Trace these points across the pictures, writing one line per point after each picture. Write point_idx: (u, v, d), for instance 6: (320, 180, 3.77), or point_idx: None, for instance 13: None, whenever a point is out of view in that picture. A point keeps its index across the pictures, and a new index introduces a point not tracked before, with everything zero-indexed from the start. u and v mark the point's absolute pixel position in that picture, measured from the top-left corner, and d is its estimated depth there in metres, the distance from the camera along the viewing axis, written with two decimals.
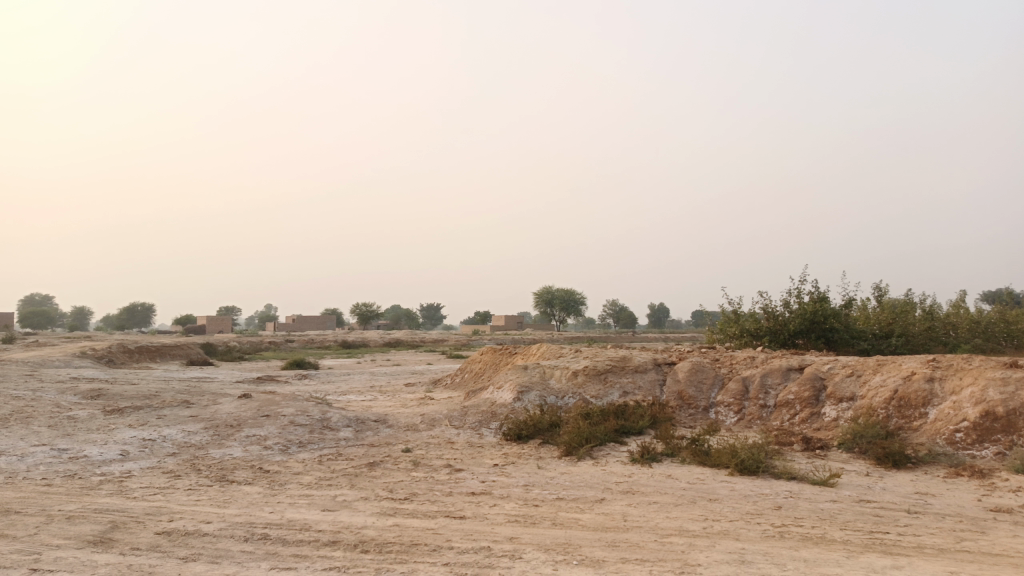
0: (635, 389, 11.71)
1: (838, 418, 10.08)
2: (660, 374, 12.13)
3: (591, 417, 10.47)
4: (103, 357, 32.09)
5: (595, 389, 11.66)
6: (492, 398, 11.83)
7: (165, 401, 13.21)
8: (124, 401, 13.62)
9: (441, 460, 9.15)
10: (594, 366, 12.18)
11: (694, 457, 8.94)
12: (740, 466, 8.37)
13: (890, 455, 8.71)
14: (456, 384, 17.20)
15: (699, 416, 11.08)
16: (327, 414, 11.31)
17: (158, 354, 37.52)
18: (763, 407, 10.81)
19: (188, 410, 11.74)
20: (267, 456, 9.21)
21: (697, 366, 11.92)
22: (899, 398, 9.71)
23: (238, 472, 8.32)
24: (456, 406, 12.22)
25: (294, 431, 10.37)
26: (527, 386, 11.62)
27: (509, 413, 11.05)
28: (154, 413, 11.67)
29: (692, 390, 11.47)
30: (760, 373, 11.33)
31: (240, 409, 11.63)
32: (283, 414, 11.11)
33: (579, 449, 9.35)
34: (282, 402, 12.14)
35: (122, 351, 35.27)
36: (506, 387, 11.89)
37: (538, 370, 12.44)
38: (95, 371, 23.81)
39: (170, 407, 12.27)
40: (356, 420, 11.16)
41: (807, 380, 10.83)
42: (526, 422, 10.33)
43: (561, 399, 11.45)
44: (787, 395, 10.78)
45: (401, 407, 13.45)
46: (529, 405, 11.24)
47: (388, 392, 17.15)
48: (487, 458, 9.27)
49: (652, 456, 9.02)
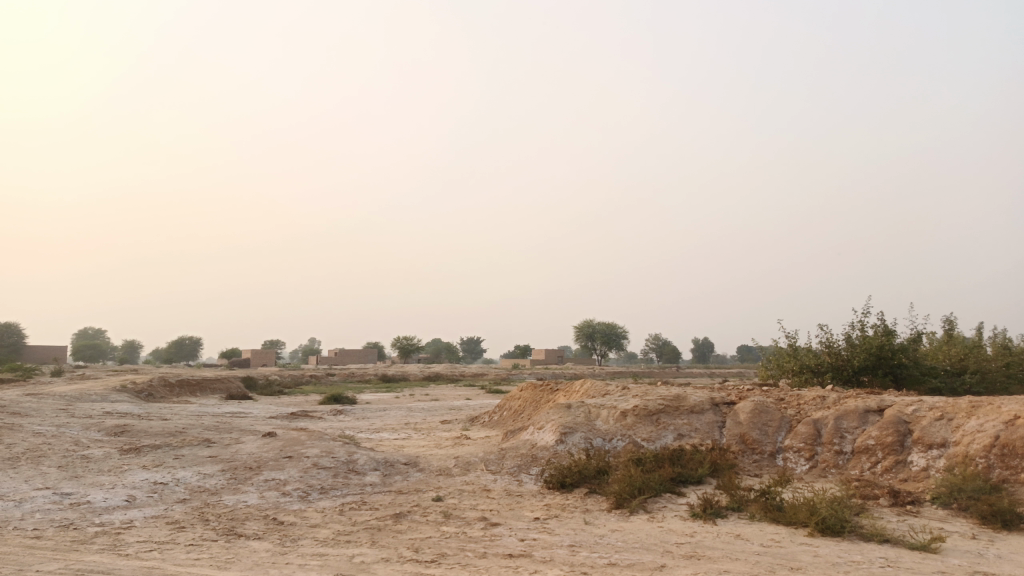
0: (691, 431, 10.57)
1: (929, 468, 8.82)
2: (718, 416, 10.99)
3: (644, 463, 9.38)
4: (142, 392, 31.84)
5: (646, 432, 10.56)
6: (533, 439, 10.81)
7: (187, 439, 12.50)
8: (145, 439, 12.95)
9: (476, 512, 8.15)
10: (645, 405, 11.08)
11: (765, 513, 7.78)
12: (821, 526, 7.19)
13: (998, 514, 7.42)
14: (495, 423, 16.19)
15: (766, 464, 9.89)
16: (353, 455, 10.43)
17: (197, 388, 37.27)
18: (839, 454, 9.59)
19: (207, 450, 10.98)
20: (284, 504, 8.34)
21: (760, 407, 10.74)
22: (1002, 446, 8.40)
23: (249, 524, 7.45)
24: (493, 448, 11.22)
25: (316, 475, 9.50)
26: (571, 428, 10.58)
27: (552, 457, 10.02)
28: (171, 453, 10.92)
29: (756, 433, 10.29)
30: (833, 416, 10.11)
31: (262, 449, 10.83)
32: (306, 456, 10.27)
33: (630, 501, 8.28)
34: (308, 442, 11.33)
35: (162, 385, 35.06)
36: (548, 428, 10.85)
37: (583, 409, 11.38)
38: (129, 406, 23.38)
39: (190, 446, 11.53)
40: (385, 463, 10.25)
41: (888, 423, 9.58)
42: (571, 468, 9.29)
43: (609, 442, 10.38)
44: (866, 440, 9.55)
45: (435, 448, 12.51)
46: (573, 449, 10.19)
47: (422, 431, 16.22)
48: (527, 510, 8.24)
49: (716, 512, 7.89)
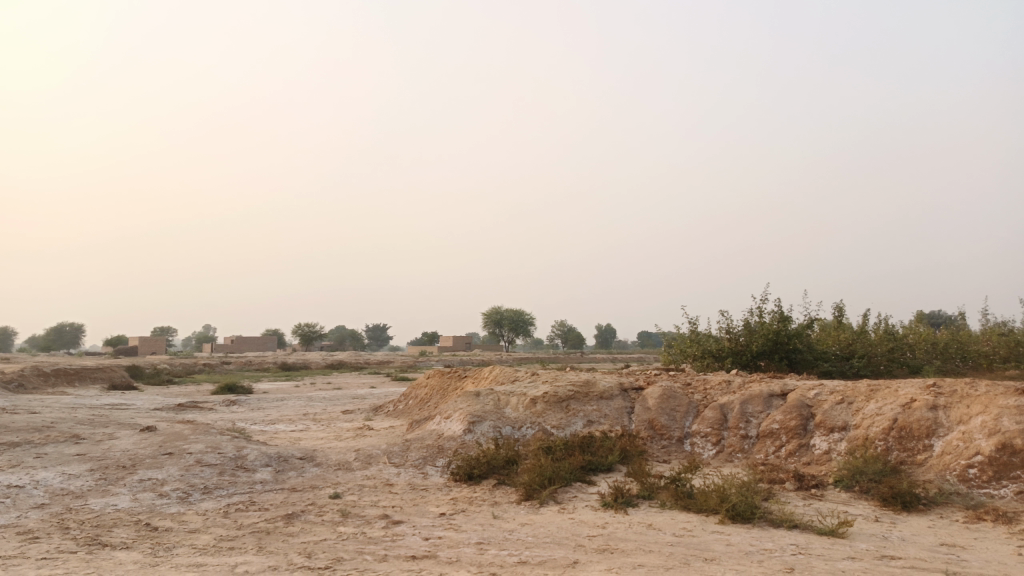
0: (601, 418, 10.36)
1: (831, 452, 8.94)
2: (627, 401, 10.84)
3: (554, 452, 9.08)
4: (11, 382, 29.16)
5: (556, 419, 10.26)
6: (439, 429, 10.31)
7: (52, 435, 11.22)
8: (4, 434, 11.58)
9: (376, 510, 7.59)
10: (554, 392, 10.79)
11: (676, 501, 7.61)
12: (732, 513, 7.08)
13: (898, 496, 7.53)
14: (399, 412, 15.58)
15: (674, 449, 9.81)
16: (243, 451, 9.62)
17: (76, 378, 34.54)
18: (745, 439, 9.60)
19: (74, 447, 9.84)
20: (160, 507, 7.50)
21: (669, 392, 10.66)
22: (899, 429, 8.60)
23: (117, 531, 6.60)
24: (397, 439, 10.65)
25: (199, 473, 8.66)
26: (479, 416, 10.14)
27: (459, 447, 9.56)
28: (31, 450, 9.71)
29: (665, 419, 10.19)
30: (739, 400, 10.14)
31: (139, 446, 9.81)
32: (188, 452, 9.37)
33: (540, 491, 7.94)
34: (192, 436, 10.38)
35: (35, 374, 32.26)
36: (455, 417, 10.38)
37: (491, 397, 10.97)
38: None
39: (54, 442, 10.33)
40: (277, 458, 9.50)
41: (792, 407, 9.67)
42: (479, 459, 8.86)
43: (517, 430, 10.02)
44: (771, 424, 9.61)
45: (334, 440, 11.80)
46: (481, 438, 9.77)
47: (321, 422, 15.38)
48: (432, 505, 7.76)
49: (627, 501, 7.66)
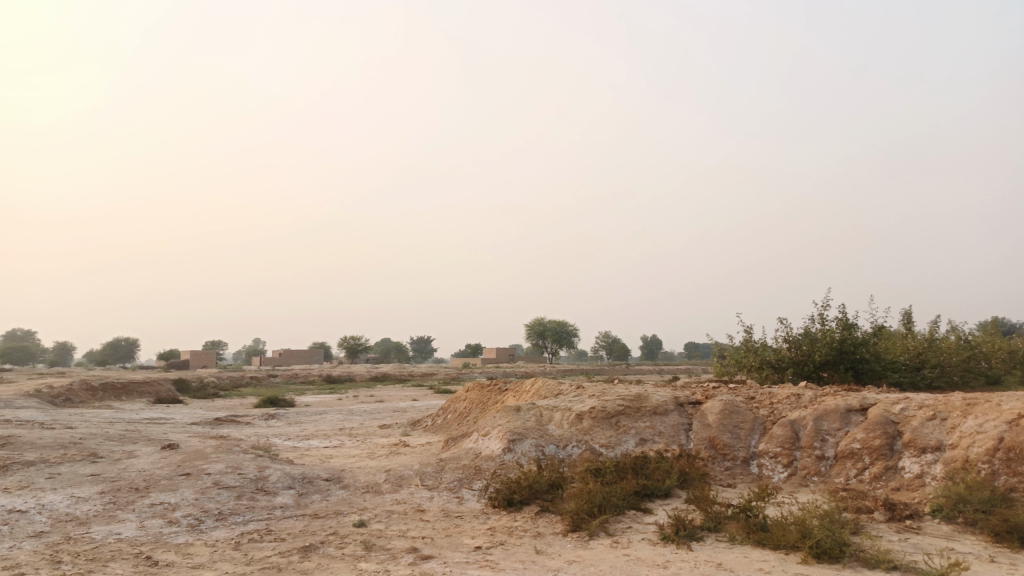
0: (655, 436, 9.33)
1: (924, 476, 7.77)
2: (684, 417, 9.80)
3: (603, 475, 8.11)
4: (58, 396, 29.26)
5: (605, 437, 9.27)
6: (476, 448, 9.40)
7: (72, 453, 10.62)
8: (26, 452, 11.05)
9: (404, 541, 6.73)
10: (603, 407, 9.80)
11: (748, 534, 6.57)
12: (816, 550, 6.02)
13: (1014, 531, 6.36)
14: (437, 427, 14.73)
15: (739, 472, 8.73)
16: (265, 471, 8.88)
17: (123, 392, 34.63)
18: (821, 460, 8.49)
19: (90, 467, 9.20)
20: (167, 537, 6.77)
21: (731, 407, 9.60)
22: (1007, 450, 7.41)
23: (113, 567, 5.85)
24: (431, 458, 9.79)
25: (216, 497, 7.94)
26: (520, 434, 9.21)
27: (498, 469, 8.65)
28: (45, 470, 9.10)
29: (727, 437, 9.12)
30: (813, 416, 9.03)
31: (156, 466, 9.14)
32: (207, 473, 8.67)
33: (589, 522, 6.99)
34: (213, 455, 9.69)
35: (83, 389, 32.42)
36: (494, 434, 9.45)
37: (533, 413, 10.03)
38: (33, 412, 21.03)
39: (71, 460, 9.72)
40: (302, 479, 8.74)
41: (875, 424, 8.51)
42: (520, 482, 7.95)
43: (562, 449, 9.07)
44: (851, 444, 8.47)
45: (366, 458, 11.00)
46: (522, 459, 8.84)
47: (356, 438, 14.61)
48: (467, 537, 6.85)
49: (690, 534, 6.65)
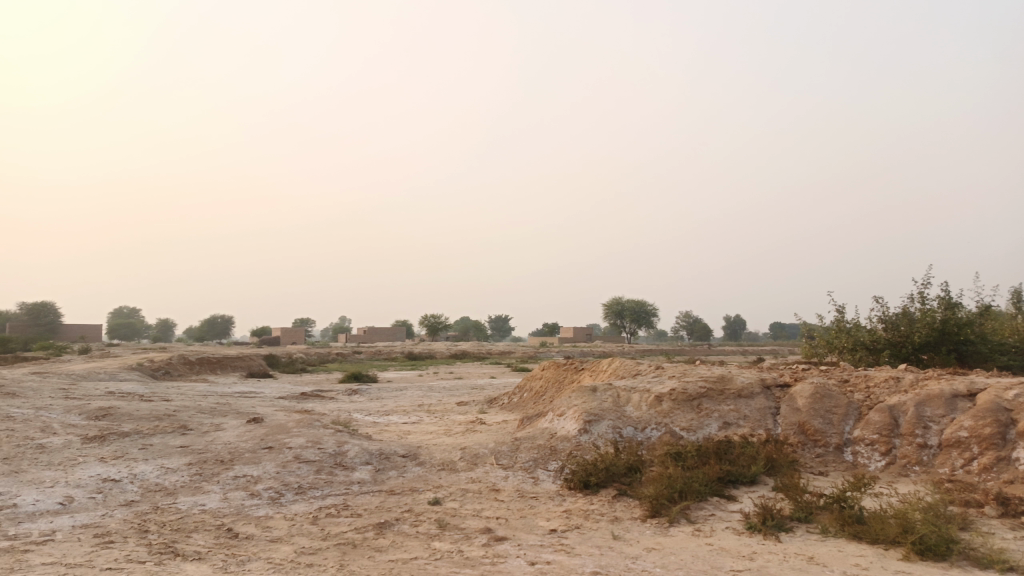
0: (740, 420, 8.90)
1: None
2: (771, 401, 9.31)
3: (684, 459, 7.79)
4: (158, 370, 30.90)
5: (686, 419, 8.91)
6: (552, 428, 9.22)
7: (165, 425, 11.06)
8: (124, 423, 11.60)
9: (478, 521, 6.63)
10: (684, 388, 9.43)
11: (842, 527, 6.14)
12: (919, 547, 5.55)
13: None
14: (514, 405, 14.65)
15: (832, 459, 8.23)
16: (343, 446, 8.98)
17: (217, 367, 36.28)
18: (923, 449, 7.89)
19: (180, 439, 9.54)
20: (248, 510, 6.90)
21: (822, 391, 9.06)
22: None
23: (195, 538, 5.99)
24: (506, 437, 9.68)
25: (296, 471, 8.06)
26: (597, 415, 8.97)
27: (574, 450, 8.45)
28: (139, 441, 9.50)
29: (819, 422, 8.61)
30: (914, 402, 8.40)
31: (240, 439, 9.38)
32: (288, 447, 8.83)
33: (669, 508, 6.71)
34: (294, 429, 9.88)
35: (182, 363, 34.14)
36: (570, 414, 9.24)
37: (611, 393, 9.75)
38: (134, 385, 22.26)
39: (163, 432, 10.11)
40: (379, 455, 8.78)
41: (985, 411, 7.82)
42: (597, 464, 7.73)
43: (641, 431, 8.78)
44: (957, 432, 7.83)
45: (442, 435, 11.00)
46: (599, 441, 8.60)
47: (434, 415, 14.70)
48: (542, 519, 6.69)
49: (778, 524, 6.27)
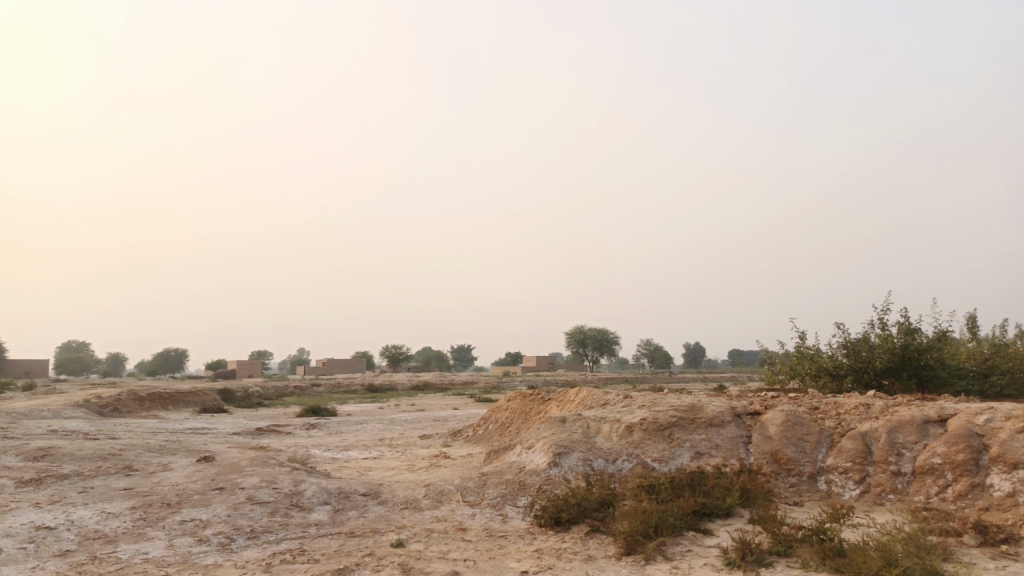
0: (712, 449, 8.69)
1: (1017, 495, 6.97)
2: (742, 430, 9.14)
3: (657, 492, 7.53)
4: (106, 406, 29.62)
5: (657, 450, 8.67)
6: (520, 462, 8.88)
7: (108, 465, 10.41)
8: (64, 464, 10.91)
9: (444, 564, 6.25)
10: (654, 418, 9.20)
11: (822, 561, 5.92)
12: None
13: None
14: (479, 438, 14.26)
15: (806, 488, 8.06)
16: (301, 485, 8.50)
17: (169, 402, 35.00)
18: (897, 476, 7.77)
19: (124, 481, 8.94)
20: (195, 558, 6.40)
21: (794, 419, 8.93)
22: None
23: None
24: (473, 471, 9.30)
25: (249, 514, 7.57)
26: (567, 447, 8.67)
27: (543, 484, 8.13)
28: (80, 484, 8.88)
29: (791, 451, 8.45)
30: (886, 429, 8.30)
31: (189, 480, 8.83)
32: (241, 487, 8.33)
33: (644, 544, 6.43)
34: (248, 467, 9.35)
35: (132, 399, 32.82)
36: (538, 447, 8.92)
37: (580, 424, 9.47)
38: (79, 423, 21.21)
39: (106, 473, 9.49)
40: (338, 494, 8.33)
41: (957, 437, 7.73)
42: (568, 499, 7.42)
43: (611, 463, 8.50)
44: (930, 459, 7.72)
45: (405, 471, 10.56)
46: (569, 474, 8.30)
47: (396, 449, 14.21)
48: (512, 560, 6.34)
49: (757, 559, 6.03)
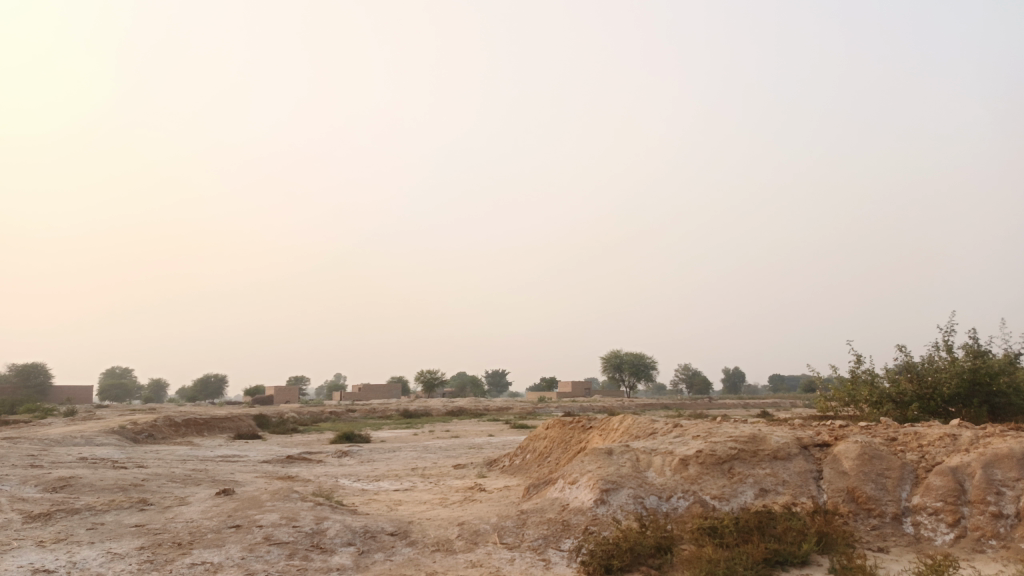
0: (779, 486, 7.75)
1: None
2: (811, 463, 8.19)
3: (721, 536, 6.64)
4: (141, 433, 29.40)
5: (717, 486, 7.77)
6: (562, 499, 8.05)
7: (124, 498, 9.81)
8: (81, 496, 10.36)
9: None
10: (712, 450, 8.30)
11: None
12: None
13: None
14: (516, 469, 13.42)
15: (890, 532, 7.07)
16: (323, 523, 7.77)
17: (204, 429, 34.72)
18: (999, 519, 6.73)
19: (136, 517, 8.31)
20: None
21: (870, 452, 7.94)
22: None
23: None
24: (510, 508, 8.48)
25: (265, 557, 6.86)
26: (614, 483, 7.82)
27: (590, 525, 7.28)
28: (90, 519, 8.28)
29: (870, 488, 7.49)
30: (981, 464, 7.27)
31: (205, 517, 8.15)
32: (259, 525, 7.63)
33: None
34: (269, 502, 8.66)
35: (166, 425, 32.60)
36: (583, 482, 8.08)
37: (628, 457, 8.61)
38: (109, 450, 20.84)
39: (120, 508, 8.88)
40: (363, 534, 7.58)
41: None
42: (620, 544, 6.57)
43: (665, 501, 7.63)
44: None
45: (437, 506, 9.79)
46: (619, 514, 7.44)
47: (428, 480, 13.43)
48: None
49: None
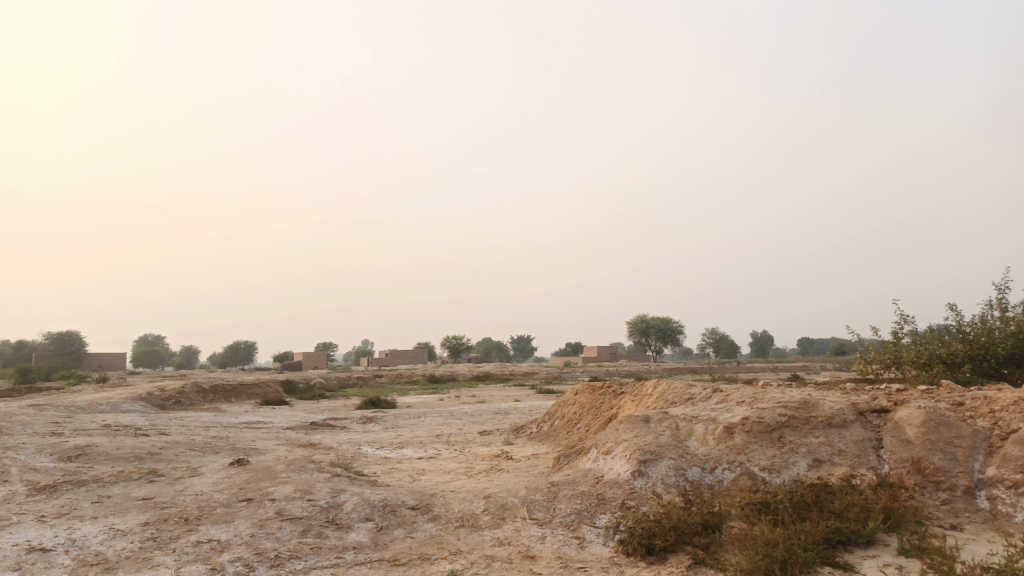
0: (835, 456, 7.05)
1: None
2: (870, 431, 7.46)
3: (775, 512, 5.99)
4: (169, 399, 29.40)
5: (766, 457, 7.09)
6: (597, 470, 7.43)
7: (136, 469, 9.39)
8: (94, 466, 9.97)
9: None
10: (759, 417, 7.60)
11: None
12: None
13: None
14: (544, 435, 12.84)
15: (963, 507, 6.35)
16: (339, 496, 7.25)
17: (232, 394, 34.74)
18: None
19: (144, 490, 7.86)
20: None
21: (937, 418, 7.19)
22: None
23: None
24: (540, 480, 7.89)
25: (275, 534, 6.34)
26: (653, 454, 7.18)
27: (628, 499, 6.67)
28: (97, 492, 7.84)
29: (939, 459, 6.76)
30: None
31: (215, 490, 7.66)
32: (271, 498, 7.13)
33: None
34: (284, 474, 8.16)
35: (194, 391, 32.63)
36: (619, 452, 7.45)
37: (667, 424, 7.95)
38: (134, 417, 20.72)
39: (129, 479, 8.44)
40: (382, 508, 7.05)
41: None
42: (663, 521, 5.93)
43: (709, 473, 6.98)
44: None
45: (462, 476, 9.24)
46: (659, 487, 6.82)
47: (453, 447, 12.92)
48: None
49: None
